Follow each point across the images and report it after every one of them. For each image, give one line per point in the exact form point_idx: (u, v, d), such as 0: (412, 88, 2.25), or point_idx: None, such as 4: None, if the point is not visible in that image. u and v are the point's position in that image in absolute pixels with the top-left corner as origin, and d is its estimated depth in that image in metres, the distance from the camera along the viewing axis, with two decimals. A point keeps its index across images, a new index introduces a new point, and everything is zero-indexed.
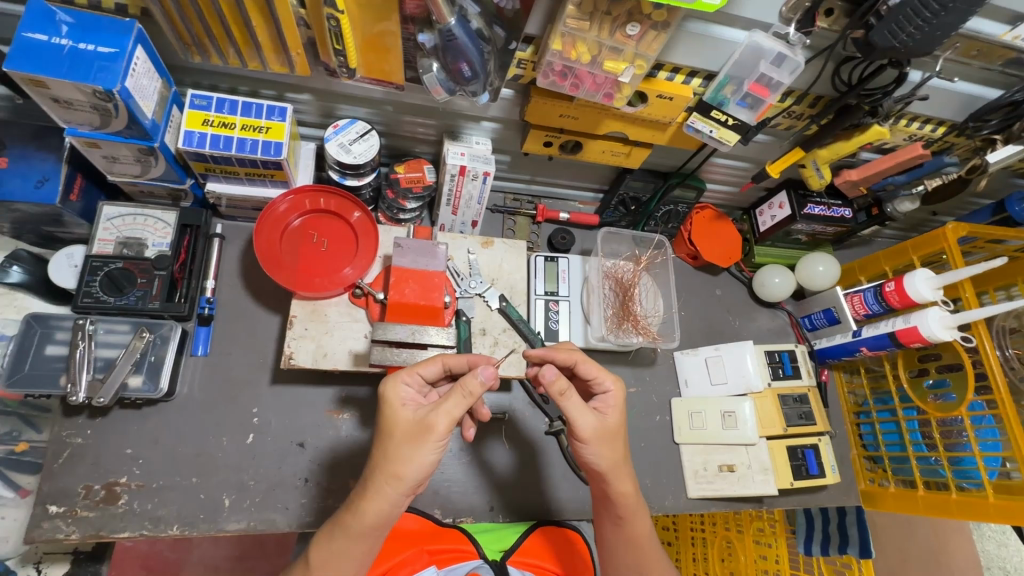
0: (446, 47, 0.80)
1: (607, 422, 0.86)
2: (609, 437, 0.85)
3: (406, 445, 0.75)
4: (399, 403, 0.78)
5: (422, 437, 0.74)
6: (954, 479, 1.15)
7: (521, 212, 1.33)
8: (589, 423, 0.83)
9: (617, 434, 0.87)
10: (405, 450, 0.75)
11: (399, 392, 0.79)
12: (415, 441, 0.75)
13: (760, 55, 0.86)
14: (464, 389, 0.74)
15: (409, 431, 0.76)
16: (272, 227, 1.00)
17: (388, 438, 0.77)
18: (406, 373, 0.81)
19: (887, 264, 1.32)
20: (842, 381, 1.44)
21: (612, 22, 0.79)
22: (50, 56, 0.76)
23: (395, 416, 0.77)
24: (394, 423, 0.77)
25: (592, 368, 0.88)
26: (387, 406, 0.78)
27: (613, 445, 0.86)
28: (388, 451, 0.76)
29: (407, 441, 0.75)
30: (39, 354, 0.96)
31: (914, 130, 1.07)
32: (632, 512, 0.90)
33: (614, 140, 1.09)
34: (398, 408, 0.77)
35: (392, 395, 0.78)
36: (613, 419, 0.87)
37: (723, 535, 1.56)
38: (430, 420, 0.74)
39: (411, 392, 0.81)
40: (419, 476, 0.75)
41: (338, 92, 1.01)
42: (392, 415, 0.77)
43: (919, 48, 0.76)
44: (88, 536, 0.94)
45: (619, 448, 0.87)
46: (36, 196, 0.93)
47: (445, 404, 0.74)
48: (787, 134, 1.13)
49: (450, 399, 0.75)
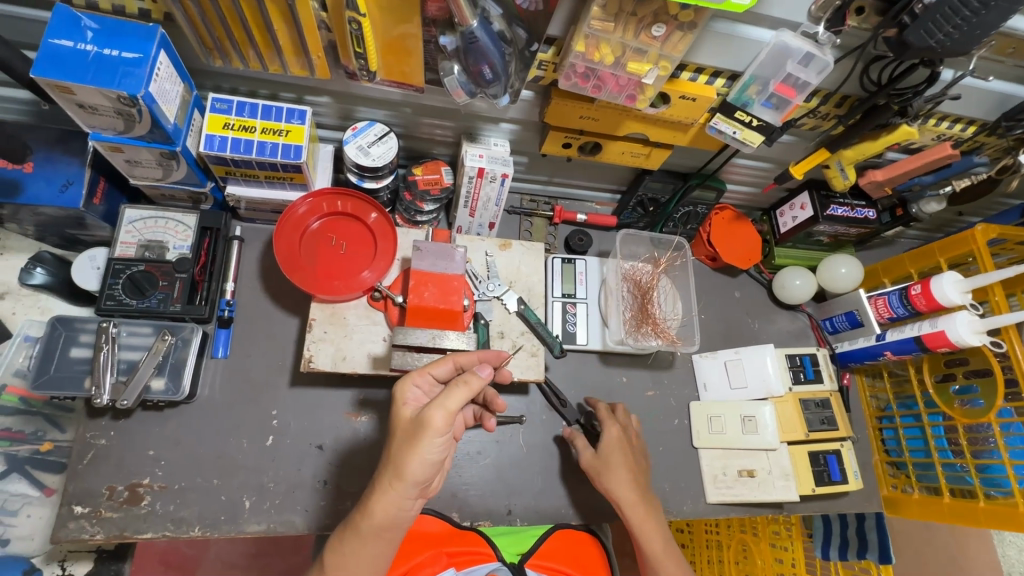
0: (468, 49, 0.79)
1: (602, 452, 1.06)
2: (603, 464, 1.05)
3: (407, 442, 0.76)
4: (405, 401, 0.82)
5: (419, 434, 0.75)
6: (982, 487, 1.13)
7: (538, 213, 1.32)
8: (586, 456, 1.09)
9: (613, 461, 1.05)
10: (406, 448, 0.76)
11: (406, 391, 0.83)
12: (415, 438, 0.75)
13: (787, 55, 0.84)
14: (461, 381, 0.76)
15: (410, 427, 0.77)
16: (292, 230, 1.00)
17: (394, 437, 0.79)
18: (415, 374, 0.84)
19: (913, 266, 1.29)
20: (864, 384, 1.41)
21: (637, 23, 0.77)
22: (76, 62, 0.76)
23: (400, 415, 0.81)
24: (401, 422, 0.80)
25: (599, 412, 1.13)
26: (395, 406, 0.82)
27: (608, 469, 1.05)
28: (394, 450, 0.77)
29: (408, 438, 0.76)
30: (64, 356, 0.97)
31: (944, 129, 1.04)
32: (638, 526, 1.01)
33: (635, 141, 1.08)
34: (404, 406, 0.81)
35: (399, 394, 0.83)
36: (609, 448, 1.06)
37: (740, 538, 1.55)
38: (427, 416, 0.75)
39: (419, 393, 0.84)
40: (421, 475, 0.75)
41: (358, 95, 1.00)
42: (398, 414, 0.81)
43: (956, 47, 0.74)
44: (112, 536, 0.95)
45: (614, 471, 1.04)
46: (61, 200, 0.94)
47: (442, 397, 0.76)
48: (812, 134, 1.11)
49: (449, 392, 0.76)
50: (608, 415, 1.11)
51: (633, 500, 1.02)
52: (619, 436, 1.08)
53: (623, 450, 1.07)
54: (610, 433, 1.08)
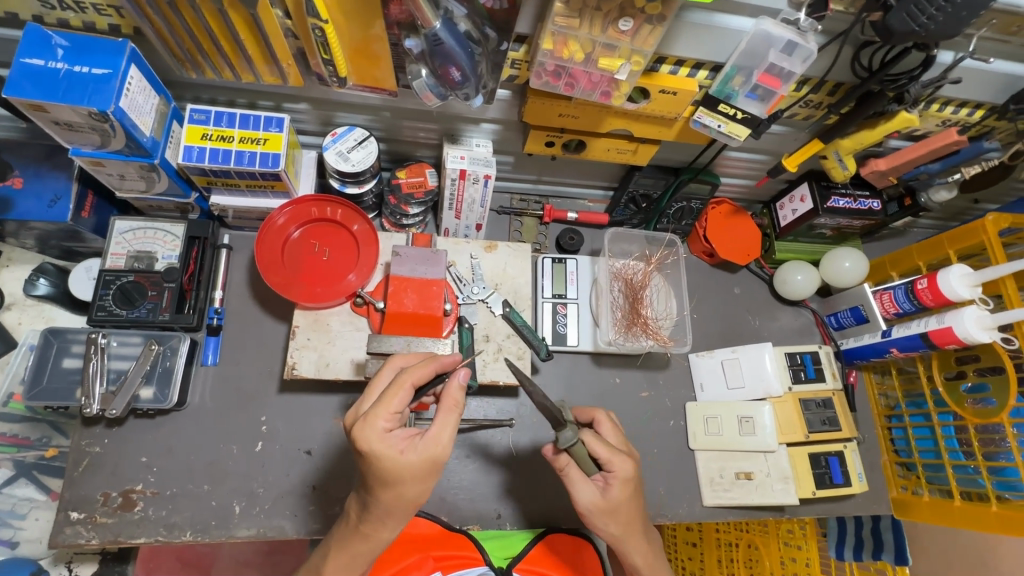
0: (434, 52, 0.77)
1: (612, 500, 0.84)
2: (611, 514, 0.84)
3: (420, 483, 0.74)
4: (395, 452, 0.72)
5: (435, 471, 0.75)
6: (995, 490, 1.07)
7: (527, 212, 1.31)
8: (588, 497, 0.84)
9: (628, 519, 0.86)
10: (419, 487, 0.74)
11: (389, 442, 0.72)
12: (429, 476, 0.74)
13: (769, 43, 0.80)
14: (453, 404, 0.76)
15: (419, 473, 0.73)
16: (273, 239, 1.00)
17: (397, 486, 0.73)
18: (386, 417, 0.74)
19: (921, 259, 1.22)
20: (872, 382, 1.36)
21: (603, 19, 0.74)
22: (49, 80, 0.78)
23: (398, 469, 0.72)
24: (398, 472, 0.72)
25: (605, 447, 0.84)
26: (383, 461, 0.72)
27: (619, 522, 0.85)
28: (397, 493, 0.74)
29: (421, 479, 0.74)
30: (57, 367, 1.00)
31: (948, 114, 0.98)
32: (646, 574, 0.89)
33: (619, 138, 1.05)
34: (399, 457, 0.72)
35: (383, 449, 0.72)
36: (620, 495, 0.84)
37: (748, 540, 1.48)
38: (439, 454, 0.74)
39: (396, 431, 0.75)
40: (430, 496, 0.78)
41: (335, 101, 1.00)
42: (392, 468, 0.72)
43: (942, 31, 0.70)
44: (107, 542, 0.98)
45: (630, 531, 0.86)
46: (49, 215, 0.97)
47: (444, 430, 0.74)
48: (805, 125, 1.06)
49: (448, 415, 0.75)
50: (613, 450, 0.85)
51: (647, 562, 0.88)
52: (630, 478, 0.85)
53: (632, 495, 0.86)
54: (625, 471, 0.84)
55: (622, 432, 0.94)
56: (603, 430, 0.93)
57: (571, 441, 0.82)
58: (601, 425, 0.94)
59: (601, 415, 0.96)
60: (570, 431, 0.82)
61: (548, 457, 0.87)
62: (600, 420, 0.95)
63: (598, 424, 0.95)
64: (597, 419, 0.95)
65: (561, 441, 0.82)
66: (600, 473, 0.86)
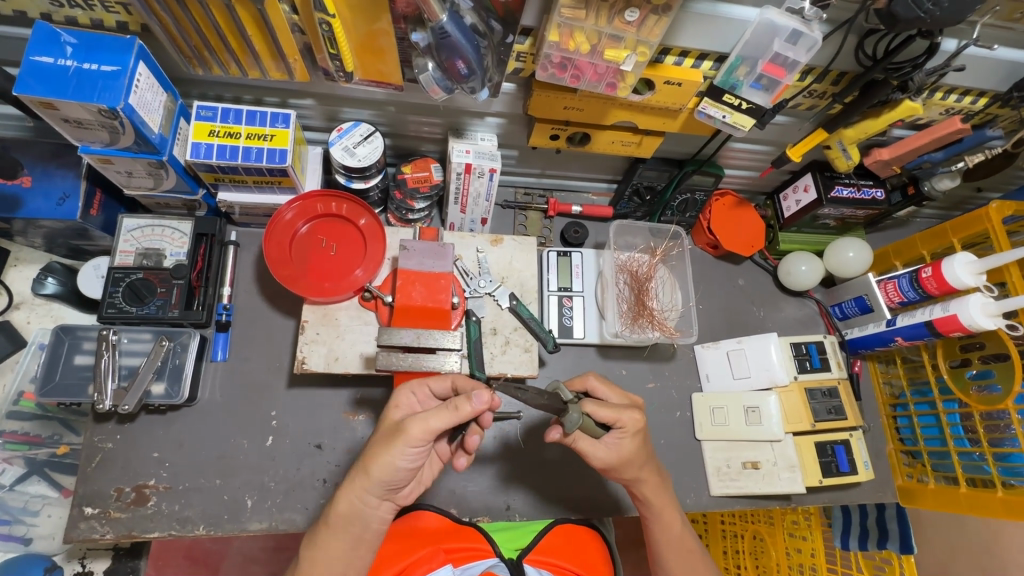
0: (440, 45, 0.77)
1: (623, 453, 0.87)
2: (626, 465, 0.88)
3: (382, 442, 0.79)
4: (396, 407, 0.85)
5: (392, 439, 0.78)
6: (1001, 476, 1.07)
7: (532, 207, 1.32)
8: (603, 457, 0.87)
9: (641, 463, 0.90)
10: (380, 449, 0.79)
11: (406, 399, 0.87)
12: (389, 440, 0.78)
13: (774, 32, 0.80)
14: (451, 403, 0.76)
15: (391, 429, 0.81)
16: (281, 234, 1.01)
17: (376, 435, 0.83)
18: (416, 383, 0.88)
19: (925, 248, 1.23)
20: (876, 371, 1.36)
21: (610, 10, 0.75)
22: (58, 78, 0.78)
23: (390, 416, 0.85)
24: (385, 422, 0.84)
25: (607, 412, 0.85)
26: (390, 407, 0.87)
27: (633, 470, 0.89)
28: (371, 447, 0.81)
29: (383, 444, 0.79)
30: (68, 364, 1.01)
31: (952, 103, 0.98)
32: (657, 510, 0.94)
33: (624, 130, 1.05)
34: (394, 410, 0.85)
35: (396, 398, 0.87)
36: (631, 448, 0.87)
37: (753, 529, 1.49)
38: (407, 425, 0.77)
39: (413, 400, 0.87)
40: (385, 474, 0.78)
41: (341, 96, 1.01)
42: (388, 414, 0.85)
43: (947, 16, 0.71)
44: (122, 535, 0.99)
45: (643, 473, 0.91)
46: (59, 212, 0.98)
47: (432, 417, 0.77)
48: (809, 115, 1.06)
49: (435, 416, 0.76)
50: (618, 408, 0.85)
51: (657, 495, 0.93)
52: (639, 430, 0.87)
53: (642, 446, 0.88)
54: (633, 421, 0.87)
55: (616, 387, 0.96)
56: (600, 394, 0.94)
57: (578, 422, 0.82)
58: (597, 390, 0.95)
59: (593, 379, 0.96)
60: (575, 414, 0.82)
61: (556, 441, 0.86)
62: (592, 385, 0.95)
63: (594, 390, 0.95)
64: (591, 385, 0.95)
65: (567, 425, 0.82)
66: (609, 433, 0.87)
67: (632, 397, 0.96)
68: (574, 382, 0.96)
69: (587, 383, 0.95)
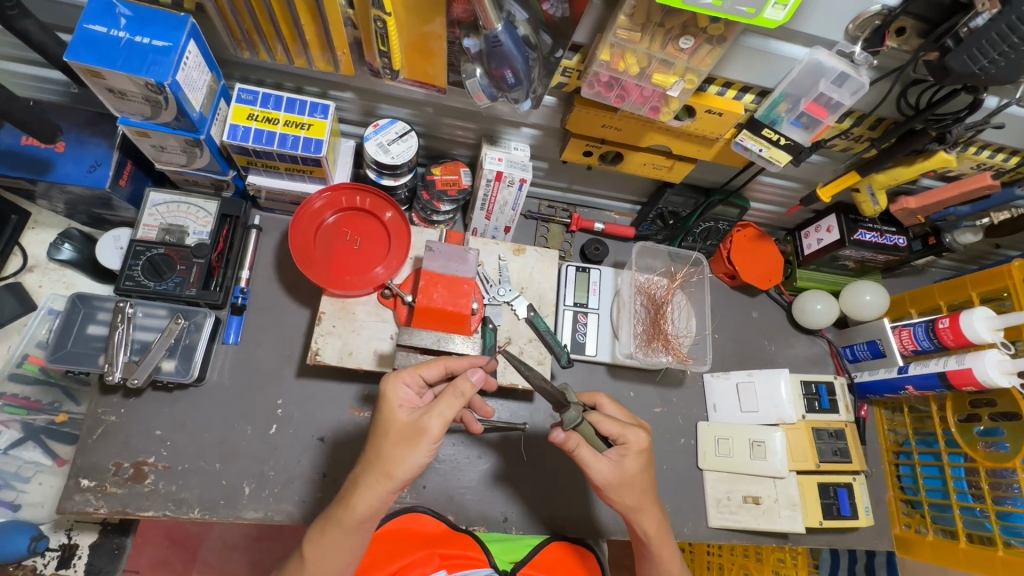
0: (491, 53, 0.78)
1: (626, 472, 0.85)
2: (625, 487, 0.85)
3: (400, 446, 0.75)
4: (394, 406, 0.77)
5: (415, 440, 0.75)
6: (1001, 535, 1.07)
7: (555, 220, 1.32)
8: (603, 472, 0.84)
9: (640, 490, 0.87)
10: (399, 450, 0.75)
11: (400, 393, 0.79)
12: (409, 443, 0.75)
13: (820, 73, 0.81)
14: (457, 390, 0.76)
15: (404, 431, 0.76)
16: (307, 223, 1.00)
17: (383, 437, 0.77)
18: (407, 373, 0.80)
19: (942, 298, 1.23)
20: (882, 417, 1.35)
21: (664, 35, 0.76)
22: (109, 48, 0.78)
23: (393, 417, 0.77)
24: (389, 424, 0.77)
25: (614, 424, 0.85)
26: (387, 407, 0.78)
27: (631, 496, 0.86)
28: (382, 450, 0.76)
29: (400, 445, 0.75)
30: (81, 333, 1.01)
31: (985, 158, 0.99)
32: (655, 547, 0.91)
33: (656, 153, 1.06)
34: (393, 409, 0.77)
35: (392, 396, 0.78)
36: (634, 467, 0.85)
37: (740, 564, 1.47)
38: (425, 424, 0.75)
39: (410, 393, 0.80)
40: (410, 475, 0.76)
41: (382, 93, 1.01)
42: (390, 416, 0.77)
43: (1000, 75, 0.72)
44: (115, 511, 0.98)
45: (643, 502, 0.88)
46: (89, 180, 0.98)
47: (447, 412, 0.75)
48: (843, 156, 1.07)
49: (446, 405, 0.76)
50: (624, 424, 0.86)
51: (658, 533, 0.90)
52: (643, 449, 0.86)
53: (645, 468, 0.87)
54: (640, 439, 0.87)
55: (626, 408, 0.96)
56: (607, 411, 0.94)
57: (576, 421, 0.84)
58: (605, 407, 0.94)
59: (603, 398, 0.95)
60: (574, 412, 0.84)
61: (559, 442, 0.82)
62: (601, 402, 0.95)
63: (602, 407, 0.94)
64: (600, 403, 0.95)
65: (566, 422, 0.84)
66: (611, 448, 0.86)
67: (640, 419, 0.95)
68: (585, 393, 0.96)
69: (597, 399, 0.95)
